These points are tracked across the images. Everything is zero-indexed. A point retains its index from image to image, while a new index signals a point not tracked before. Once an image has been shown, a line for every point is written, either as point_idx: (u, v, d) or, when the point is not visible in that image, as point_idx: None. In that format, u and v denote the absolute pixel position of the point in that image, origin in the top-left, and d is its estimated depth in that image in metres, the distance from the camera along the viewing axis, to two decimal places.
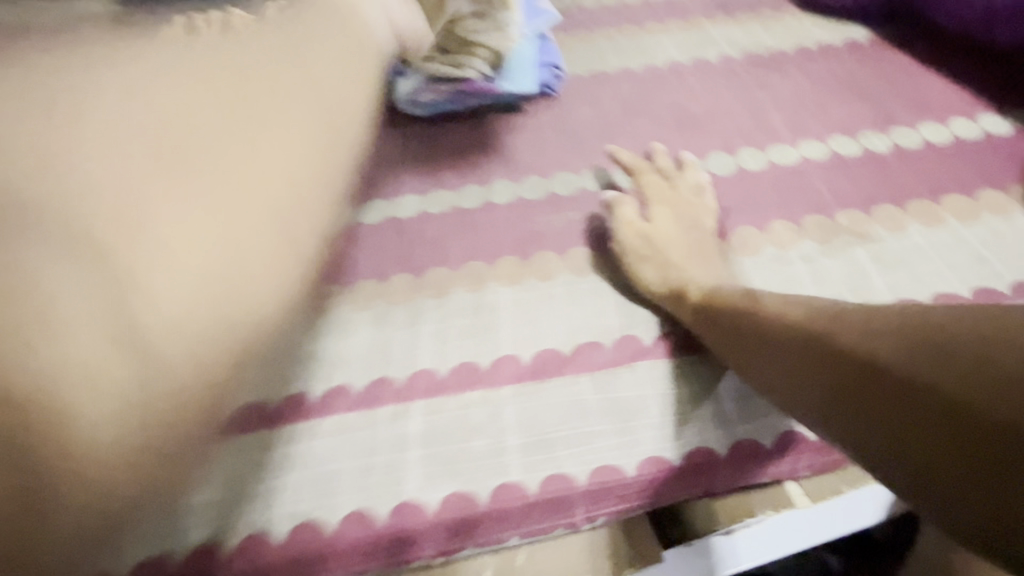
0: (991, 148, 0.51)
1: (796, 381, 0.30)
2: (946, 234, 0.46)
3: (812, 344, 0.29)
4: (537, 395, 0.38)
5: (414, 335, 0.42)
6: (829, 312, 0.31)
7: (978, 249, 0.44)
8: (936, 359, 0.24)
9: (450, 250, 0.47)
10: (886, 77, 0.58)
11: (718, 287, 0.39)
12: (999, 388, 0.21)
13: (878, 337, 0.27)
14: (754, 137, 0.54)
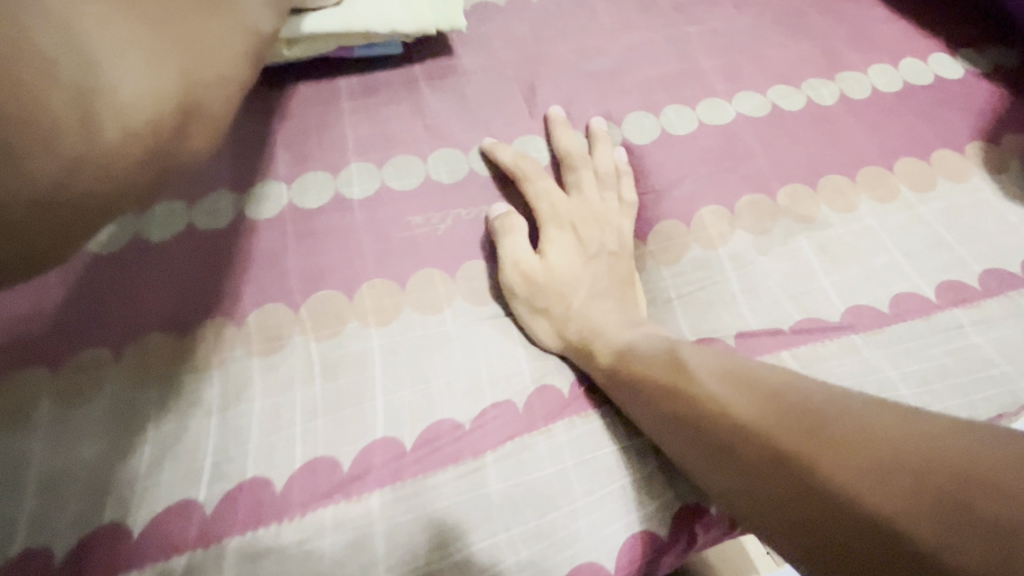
0: (944, 97, 0.44)
1: (723, 483, 0.24)
2: (901, 213, 0.38)
3: (748, 443, 0.23)
4: (416, 500, 0.27)
5: (232, 420, 0.28)
6: (763, 393, 0.24)
7: (936, 230, 0.37)
8: (938, 515, 0.18)
9: (284, 278, 0.33)
10: (827, 8, 0.49)
11: (639, 343, 0.29)
12: (968, 545, 0.17)
13: (828, 451, 0.21)
14: (685, 90, 0.43)
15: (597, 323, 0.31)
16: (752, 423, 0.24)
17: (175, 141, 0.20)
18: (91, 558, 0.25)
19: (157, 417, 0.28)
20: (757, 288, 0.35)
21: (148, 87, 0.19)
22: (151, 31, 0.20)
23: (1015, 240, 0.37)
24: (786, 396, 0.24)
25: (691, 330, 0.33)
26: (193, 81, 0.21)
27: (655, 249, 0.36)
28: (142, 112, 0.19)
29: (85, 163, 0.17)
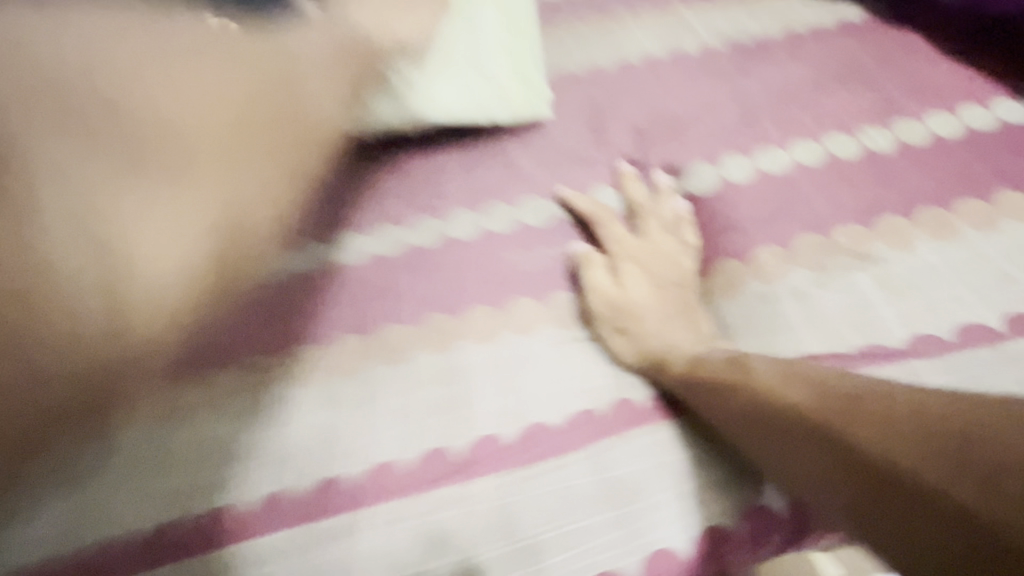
0: (1004, 141, 0.46)
1: (770, 452, 0.29)
2: (963, 250, 0.40)
3: (791, 415, 0.28)
4: (519, 484, 0.32)
5: (367, 415, 0.35)
6: (806, 378, 0.29)
7: (999, 266, 0.39)
8: (958, 466, 0.22)
9: (404, 304, 0.40)
10: (882, 62, 0.52)
11: (707, 353, 0.34)
12: (982, 486, 0.22)
13: (864, 421, 0.26)
14: (743, 141, 0.48)
15: (666, 344, 0.36)
16: (798, 404, 0.28)
17: (234, 274, 0.35)
18: (258, 520, 0.32)
19: (311, 411, 0.35)
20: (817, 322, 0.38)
21: (165, 265, 0.31)
22: (196, 192, 0.33)
23: None
24: (825, 380, 0.29)
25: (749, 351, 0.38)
26: (234, 215, 0.34)
27: (718, 285, 0.41)
28: (176, 273, 0.32)
29: (110, 335, 0.30)
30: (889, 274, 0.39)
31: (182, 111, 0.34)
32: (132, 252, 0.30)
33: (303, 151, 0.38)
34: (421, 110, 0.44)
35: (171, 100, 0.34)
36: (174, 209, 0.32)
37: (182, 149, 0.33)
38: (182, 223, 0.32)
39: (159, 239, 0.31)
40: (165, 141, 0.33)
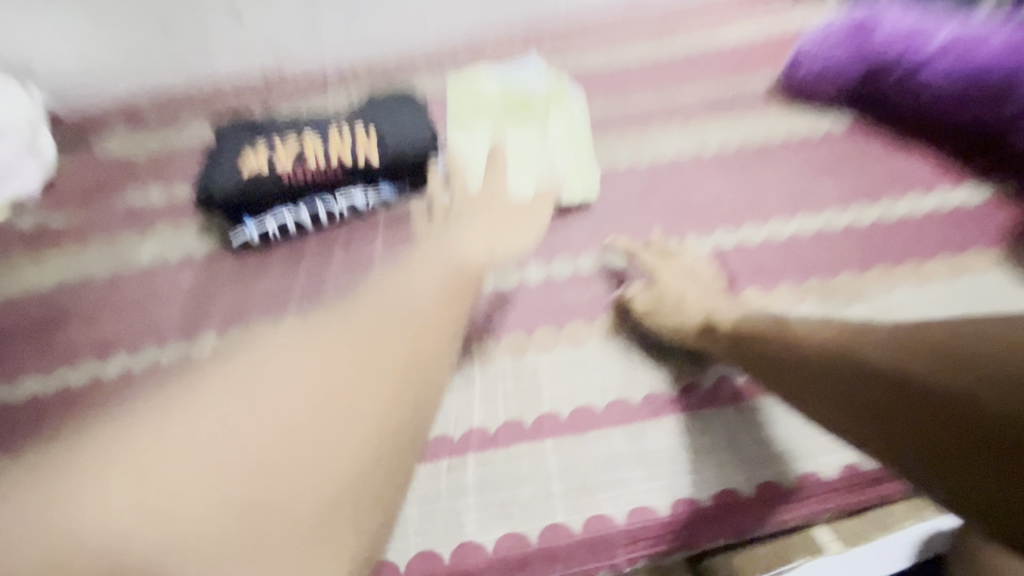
0: (969, 217, 0.59)
1: (803, 386, 0.35)
2: (936, 289, 0.53)
3: (822, 358, 0.35)
4: (576, 447, 0.43)
5: (466, 395, 0.47)
6: (830, 328, 0.36)
7: (963, 303, 0.52)
8: (944, 363, 0.28)
9: (490, 323, 0.51)
10: (867, 158, 0.67)
11: (744, 316, 0.44)
12: (960, 373, 0.27)
13: (875, 348, 0.32)
14: (755, 214, 0.63)
15: (710, 306, 0.47)
16: (824, 347, 0.35)
17: None
18: None
19: None
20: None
21: None
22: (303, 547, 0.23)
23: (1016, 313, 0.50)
24: (853, 331, 0.35)
25: None
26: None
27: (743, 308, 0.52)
28: None
29: None
30: (878, 305, 0.52)
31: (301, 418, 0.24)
32: (291, 458, 0.23)
33: (449, 305, 0.31)
34: None
35: (211, 421, 0.24)
36: (304, 433, 0.24)
37: (273, 424, 0.24)
38: (333, 423, 0.24)
39: (308, 473, 0.23)
40: (285, 459, 0.23)
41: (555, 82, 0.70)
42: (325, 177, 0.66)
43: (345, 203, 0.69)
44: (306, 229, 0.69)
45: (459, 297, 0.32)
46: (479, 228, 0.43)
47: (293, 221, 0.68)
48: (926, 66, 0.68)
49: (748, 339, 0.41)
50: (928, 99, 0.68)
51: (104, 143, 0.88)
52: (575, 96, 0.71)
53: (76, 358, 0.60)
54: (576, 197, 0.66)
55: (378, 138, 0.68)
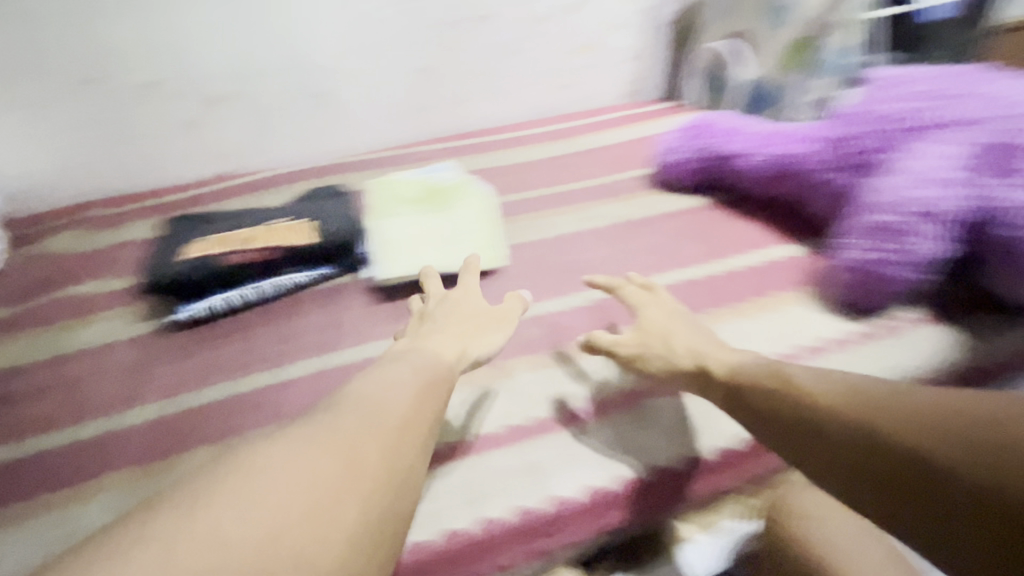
0: (789, 266, 0.73)
1: (808, 445, 0.43)
2: (762, 321, 0.64)
3: (845, 421, 0.41)
4: (473, 466, 0.53)
5: None
6: (845, 392, 0.43)
7: (782, 329, 0.63)
8: (944, 444, 0.36)
9: None
10: (714, 224, 0.84)
11: (741, 366, 0.52)
12: (962, 458, 0.35)
13: (882, 417, 0.40)
14: (629, 273, 0.77)
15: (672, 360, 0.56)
16: (836, 408, 0.43)
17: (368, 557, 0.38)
18: None
19: None
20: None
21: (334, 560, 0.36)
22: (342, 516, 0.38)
23: (824, 334, 0.60)
24: (857, 396, 0.42)
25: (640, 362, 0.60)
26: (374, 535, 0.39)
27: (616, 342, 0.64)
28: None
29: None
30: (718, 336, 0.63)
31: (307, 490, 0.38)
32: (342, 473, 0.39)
33: (425, 400, 0.47)
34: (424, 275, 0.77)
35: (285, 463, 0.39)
36: (329, 501, 0.38)
37: (328, 456, 0.40)
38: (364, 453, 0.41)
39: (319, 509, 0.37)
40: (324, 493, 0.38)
41: (462, 176, 0.86)
42: (266, 258, 0.77)
43: (283, 281, 0.78)
44: (247, 305, 0.78)
45: (435, 381, 0.50)
46: (450, 336, 0.57)
47: (235, 298, 0.76)
48: (744, 155, 0.84)
49: (770, 394, 0.47)
50: (751, 180, 0.84)
51: (53, 240, 0.95)
52: (485, 186, 0.87)
53: (22, 430, 0.65)
54: (487, 263, 0.78)
55: (316, 225, 0.80)
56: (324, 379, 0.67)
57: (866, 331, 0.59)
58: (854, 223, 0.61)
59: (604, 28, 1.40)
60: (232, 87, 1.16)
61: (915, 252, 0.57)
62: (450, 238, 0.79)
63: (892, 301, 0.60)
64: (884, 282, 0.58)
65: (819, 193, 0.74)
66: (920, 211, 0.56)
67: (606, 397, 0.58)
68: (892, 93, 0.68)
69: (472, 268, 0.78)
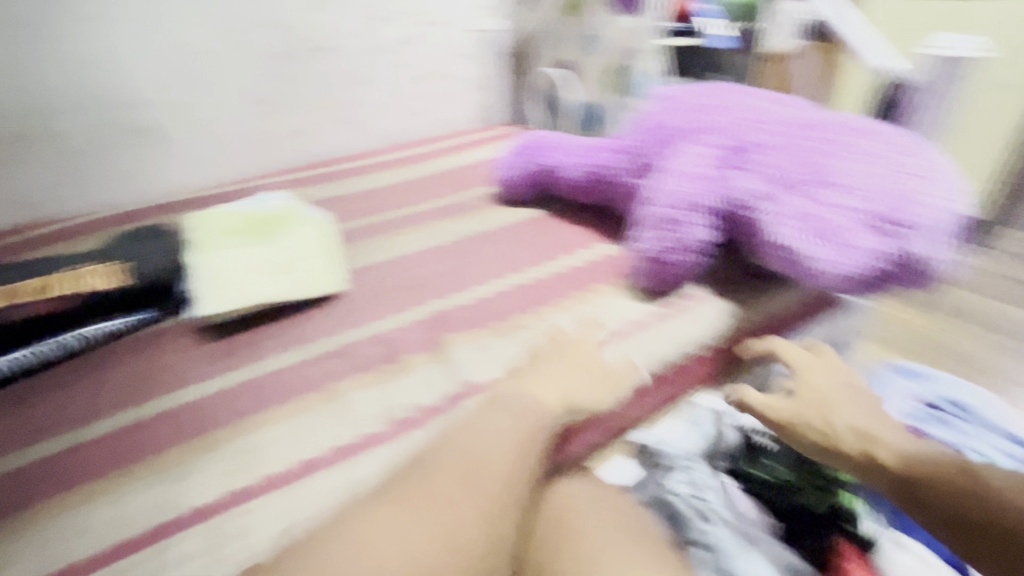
0: (606, 263, 0.81)
1: (928, 500, 0.53)
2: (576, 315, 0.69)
3: (956, 472, 0.54)
4: (293, 493, 0.51)
5: (197, 482, 0.53)
6: (958, 464, 0.55)
7: (593, 319, 0.68)
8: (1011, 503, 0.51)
9: (231, 412, 0.61)
10: (543, 233, 0.91)
11: (910, 456, 0.55)
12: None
13: (968, 475, 0.53)
14: (465, 284, 0.80)
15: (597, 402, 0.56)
16: (957, 468, 0.54)
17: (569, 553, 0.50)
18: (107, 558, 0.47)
19: (143, 490, 0.53)
20: (494, 360, 0.64)
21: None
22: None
23: (633, 318, 0.67)
24: (959, 471, 0.54)
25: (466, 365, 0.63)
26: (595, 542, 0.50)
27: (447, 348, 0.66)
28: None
29: None
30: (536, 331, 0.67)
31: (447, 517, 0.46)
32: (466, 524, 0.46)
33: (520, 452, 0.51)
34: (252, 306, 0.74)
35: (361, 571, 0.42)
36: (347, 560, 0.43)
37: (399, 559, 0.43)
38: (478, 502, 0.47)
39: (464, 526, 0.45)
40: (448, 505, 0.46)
41: (290, 204, 0.84)
42: (59, 309, 0.69)
43: (84, 332, 0.71)
44: (37, 365, 0.69)
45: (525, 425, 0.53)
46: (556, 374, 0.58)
47: (20, 358, 0.68)
48: (565, 166, 0.92)
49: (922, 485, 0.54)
50: (574, 188, 0.92)
51: None
52: (317, 212, 0.86)
53: None
54: (322, 288, 0.78)
55: (125, 268, 0.74)
56: (131, 431, 0.60)
57: (664, 310, 0.67)
58: (646, 217, 0.69)
59: (446, 60, 1.48)
60: (27, 126, 1.04)
61: (691, 238, 0.66)
62: (277, 266, 0.77)
63: (681, 282, 0.69)
64: (673, 267, 0.67)
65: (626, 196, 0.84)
66: (692, 204, 0.66)
67: (433, 400, 0.59)
68: (669, 105, 0.79)
69: (305, 296, 0.76)
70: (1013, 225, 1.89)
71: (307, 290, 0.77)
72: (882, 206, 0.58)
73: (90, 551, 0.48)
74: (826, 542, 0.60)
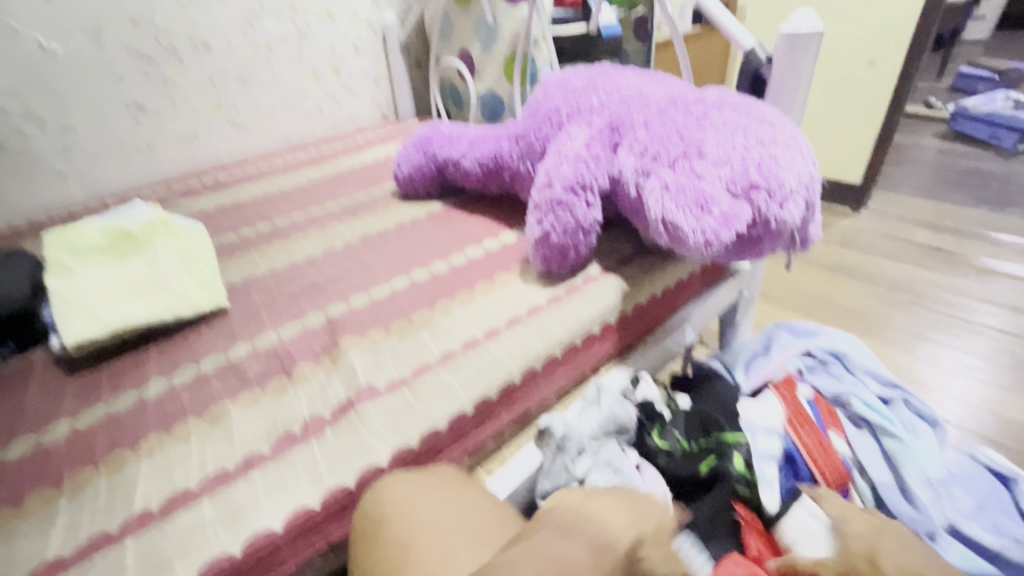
0: (509, 251, 0.80)
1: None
2: (475, 305, 0.68)
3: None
4: (159, 531, 0.45)
5: (45, 535, 0.46)
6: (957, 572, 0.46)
7: (492, 308, 0.67)
8: None
9: (93, 452, 0.54)
10: (447, 226, 0.89)
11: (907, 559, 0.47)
12: None
13: None
14: (364, 287, 0.76)
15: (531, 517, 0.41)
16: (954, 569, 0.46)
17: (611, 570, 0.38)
18: None
19: None
20: (392, 360, 0.61)
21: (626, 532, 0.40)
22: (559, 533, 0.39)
23: (530, 303, 0.67)
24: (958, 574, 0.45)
25: (360, 369, 0.59)
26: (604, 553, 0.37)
27: (342, 354, 0.63)
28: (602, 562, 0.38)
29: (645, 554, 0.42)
30: (437, 327, 0.65)
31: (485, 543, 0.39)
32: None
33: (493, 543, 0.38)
34: (120, 332, 0.66)
35: None
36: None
37: None
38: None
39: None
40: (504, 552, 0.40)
41: (160, 215, 0.77)
42: None
43: None
44: None
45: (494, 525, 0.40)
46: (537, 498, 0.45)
47: None
48: (462, 157, 0.90)
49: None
50: (474, 179, 0.90)
51: None
52: (195, 224, 0.79)
53: None
54: (204, 305, 0.72)
55: None
56: None
57: (558, 294, 0.67)
58: (534, 203, 0.69)
59: (340, 57, 1.43)
60: None
61: (578, 220, 0.65)
62: (148, 285, 0.70)
63: (574, 265, 0.69)
64: (563, 250, 0.67)
65: (523, 184, 0.83)
66: (575, 184, 0.65)
67: (325, 411, 0.55)
68: (555, 89, 0.78)
69: (184, 312, 0.70)
70: (889, 191, 2.09)
71: (185, 308, 0.70)
72: (746, 172, 0.57)
73: None
74: (723, 511, 0.61)
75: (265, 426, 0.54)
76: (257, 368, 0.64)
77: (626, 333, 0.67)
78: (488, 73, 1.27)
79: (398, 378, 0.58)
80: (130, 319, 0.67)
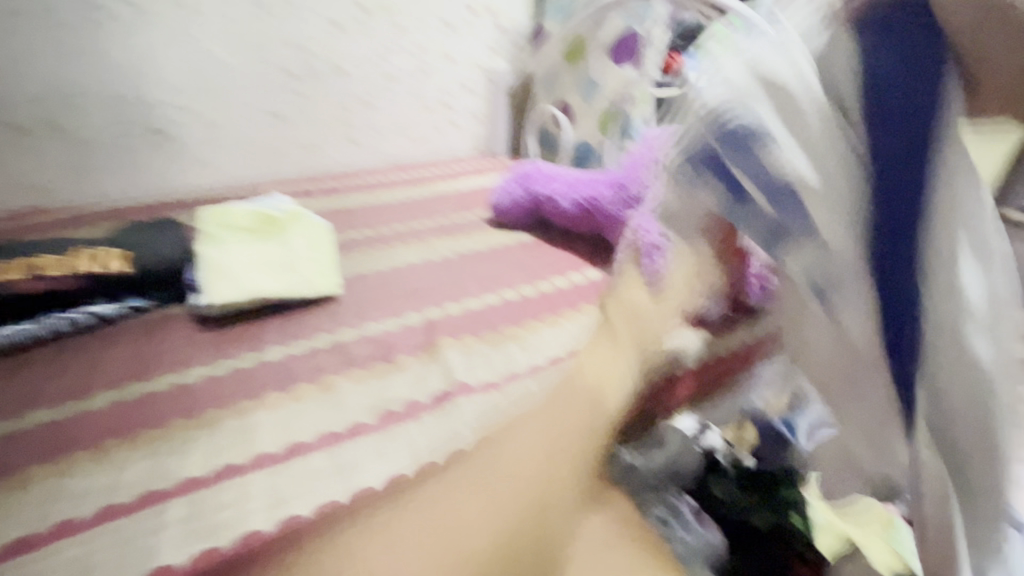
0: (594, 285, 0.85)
1: None
2: (561, 329, 0.73)
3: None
4: (279, 471, 0.52)
5: (184, 457, 0.54)
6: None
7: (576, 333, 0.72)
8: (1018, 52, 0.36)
9: (222, 397, 0.62)
10: (535, 255, 0.96)
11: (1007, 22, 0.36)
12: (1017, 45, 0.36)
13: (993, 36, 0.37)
14: (458, 298, 0.84)
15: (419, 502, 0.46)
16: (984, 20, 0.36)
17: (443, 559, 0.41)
18: (90, 521, 0.48)
19: (131, 463, 0.53)
20: (482, 364, 0.67)
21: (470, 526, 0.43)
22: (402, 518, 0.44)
23: None
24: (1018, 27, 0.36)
25: (454, 366, 0.66)
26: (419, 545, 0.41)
27: (438, 351, 0.69)
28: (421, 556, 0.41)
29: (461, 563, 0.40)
30: (524, 342, 0.70)
31: (491, 536, 0.42)
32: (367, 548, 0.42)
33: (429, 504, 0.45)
34: (251, 301, 0.76)
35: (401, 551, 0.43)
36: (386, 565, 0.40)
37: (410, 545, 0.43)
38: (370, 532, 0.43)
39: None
40: (513, 543, 0.42)
41: (297, 207, 0.89)
42: (59, 289, 0.72)
43: (79, 312, 0.74)
44: (28, 339, 0.71)
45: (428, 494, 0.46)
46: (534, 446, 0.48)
47: (15, 333, 0.71)
48: (558, 196, 0.98)
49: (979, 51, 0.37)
50: (566, 217, 0.98)
51: None
52: (321, 218, 0.90)
53: None
54: (320, 289, 0.81)
55: (128, 254, 0.77)
56: (121, 407, 0.61)
57: None
58: (626, 244, 0.74)
59: (451, 94, 1.58)
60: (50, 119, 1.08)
61: None
62: (280, 266, 0.80)
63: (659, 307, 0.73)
64: None
65: (614, 227, 0.90)
66: None
67: (424, 396, 0.61)
68: (654, 141, 0.84)
69: (303, 293, 0.79)
70: None
71: (305, 290, 0.80)
72: None
73: (72, 515, 0.48)
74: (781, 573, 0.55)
75: (371, 401, 0.61)
76: (362, 352, 0.71)
77: (697, 379, 0.70)
78: (585, 122, 1.36)
79: (488, 379, 0.64)
80: (261, 291, 0.76)
